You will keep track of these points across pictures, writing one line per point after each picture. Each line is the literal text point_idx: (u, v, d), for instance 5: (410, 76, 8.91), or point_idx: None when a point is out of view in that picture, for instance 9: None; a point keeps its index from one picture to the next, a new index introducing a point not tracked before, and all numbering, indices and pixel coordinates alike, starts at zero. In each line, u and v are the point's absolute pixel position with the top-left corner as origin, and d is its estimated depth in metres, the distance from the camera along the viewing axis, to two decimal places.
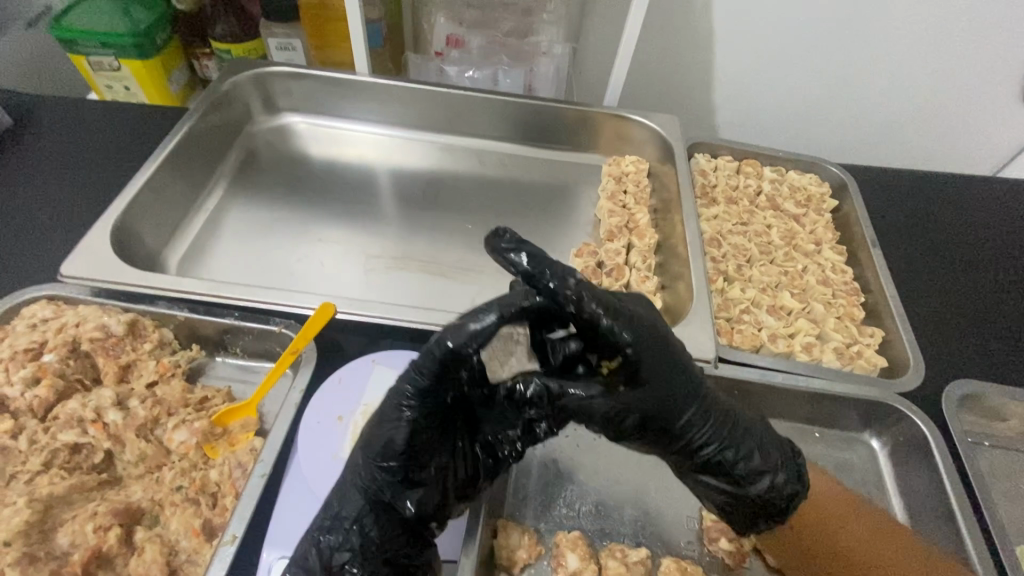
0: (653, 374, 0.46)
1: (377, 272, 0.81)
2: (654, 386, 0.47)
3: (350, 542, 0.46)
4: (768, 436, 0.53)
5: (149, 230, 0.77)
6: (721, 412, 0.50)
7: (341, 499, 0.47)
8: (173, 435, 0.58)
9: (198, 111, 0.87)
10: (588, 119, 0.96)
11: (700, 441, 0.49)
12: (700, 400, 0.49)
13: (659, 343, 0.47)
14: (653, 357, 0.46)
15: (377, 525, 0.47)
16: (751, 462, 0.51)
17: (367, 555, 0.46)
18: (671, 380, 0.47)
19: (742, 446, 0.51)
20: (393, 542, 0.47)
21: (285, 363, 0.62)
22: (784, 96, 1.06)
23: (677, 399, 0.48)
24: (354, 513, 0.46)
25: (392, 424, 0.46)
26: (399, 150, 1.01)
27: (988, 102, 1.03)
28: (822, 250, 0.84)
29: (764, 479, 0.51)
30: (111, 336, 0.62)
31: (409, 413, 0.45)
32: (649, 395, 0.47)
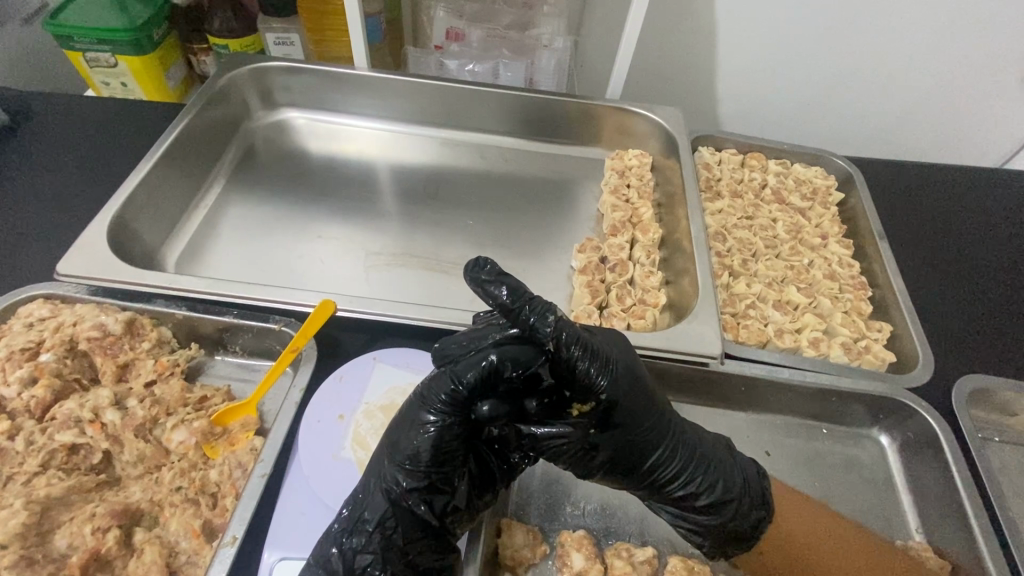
0: (626, 410, 0.48)
1: (378, 269, 0.80)
2: (620, 425, 0.48)
3: (371, 547, 0.45)
4: (736, 464, 0.54)
5: (147, 228, 0.76)
6: (685, 442, 0.52)
7: (365, 500, 0.47)
8: (172, 435, 0.57)
9: (194, 109, 0.85)
10: (591, 113, 0.95)
11: (666, 473, 0.50)
12: (667, 433, 0.50)
13: (632, 382, 0.49)
14: (620, 396, 0.48)
15: (400, 528, 0.46)
16: (715, 493, 0.51)
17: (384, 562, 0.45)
18: (641, 418, 0.49)
19: (706, 478, 0.51)
20: (413, 548, 0.46)
21: (285, 361, 0.61)
22: (787, 89, 1.05)
23: (642, 433, 0.49)
24: (379, 516, 0.46)
25: (415, 433, 0.47)
26: (399, 146, 0.99)
27: (996, 93, 1.01)
28: (828, 244, 0.83)
29: (729, 508, 0.51)
30: (109, 335, 0.61)
31: (430, 425, 0.46)
32: (616, 430, 0.48)
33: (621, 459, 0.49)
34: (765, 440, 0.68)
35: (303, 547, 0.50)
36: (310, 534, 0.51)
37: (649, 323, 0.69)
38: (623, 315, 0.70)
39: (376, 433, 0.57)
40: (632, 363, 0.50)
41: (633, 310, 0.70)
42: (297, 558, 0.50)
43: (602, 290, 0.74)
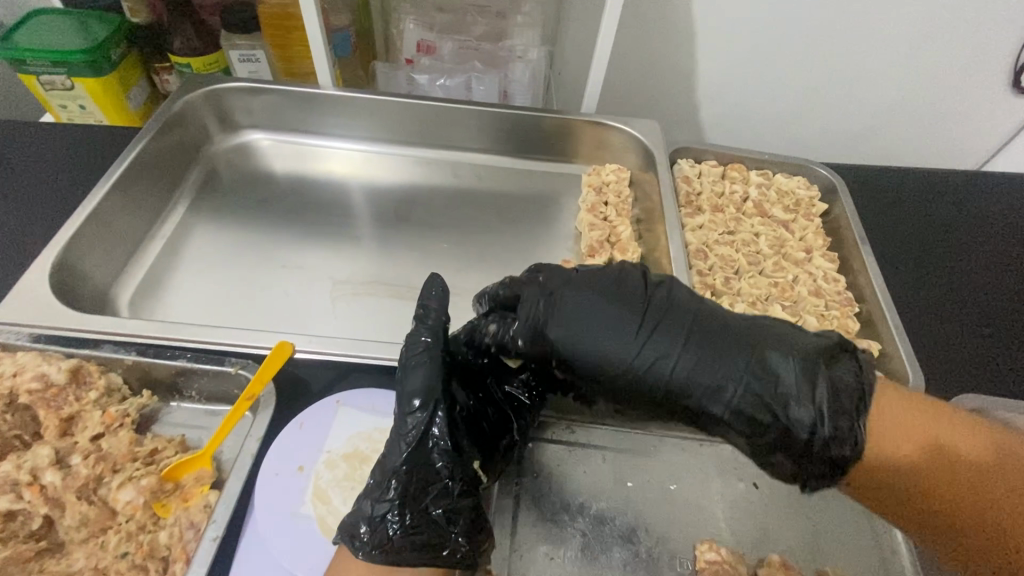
0: (611, 351, 0.49)
1: (346, 299, 0.76)
2: (629, 347, 0.49)
3: (386, 496, 0.48)
4: (819, 366, 0.46)
5: (97, 265, 0.72)
6: (721, 349, 0.48)
7: (386, 453, 0.50)
8: (118, 495, 0.53)
9: (149, 134, 0.81)
10: (567, 128, 0.92)
11: (704, 386, 0.48)
12: (683, 345, 0.49)
13: (615, 321, 0.50)
14: (596, 336, 0.50)
15: (414, 477, 0.49)
16: (763, 398, 0.46)
17: (402, 512, 0.48)
18: (638, 350, 0.49)
19: (747, 390, 0.47)
20: (431, 494, 0.50)
21: (240, 410, 0.57)
22: (768, 95, 1.02)
23: (650, 348, 0.49)
24: (393, 470, 0.49)
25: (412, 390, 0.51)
26: (370, 166, 0.96)
27: (976, 94, 1.00)
28: (812, 258, 0.80)
29: (811, 419, 0.45)
30: (51, 386, 0.57)
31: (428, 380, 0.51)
32: (626, 356, 0.49)
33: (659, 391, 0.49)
34: (752, 471, 0.63)
35: None
36: None
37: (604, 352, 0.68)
38: None
39: (338, 486, 0.54)
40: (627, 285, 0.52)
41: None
42: None
43: None
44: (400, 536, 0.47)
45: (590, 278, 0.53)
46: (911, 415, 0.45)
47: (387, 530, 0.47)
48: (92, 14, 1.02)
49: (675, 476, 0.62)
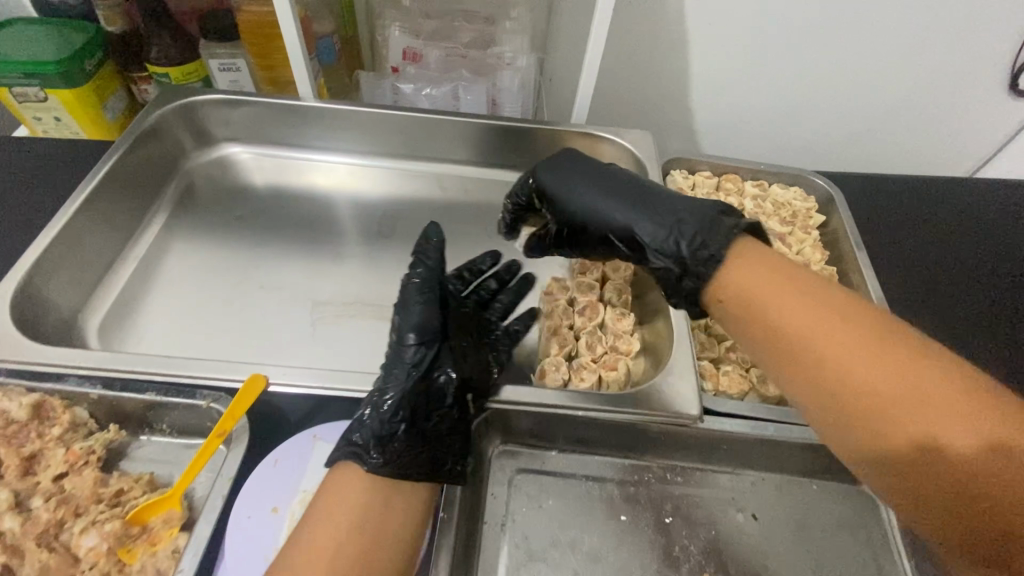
0: (571, 198, 0.64)
1: (327, 320, 0.73)
2: (592, 200, 0.62)
3: (382, 411, 0.51)
4: (714, 223, 0.54)
5: (65, 290, 0.69)
6: (655, 202, 0.59)
7: (387, 383, 0.53)
8: (81, 541, 0.50)
9: (120, 150, 0.78)
10: (557, 139, 0.89)
11: (642, 225, 0.58)
12: (633, 199, 0.60)
13: (588, 177, 0.64)
14: (566, 192, 0.65)
15: (417, 398, 0.53)
16: (678, 227, 0.55)
17: (398, 429, 0.51)
18: (590, 195, 0.63)
19: (669, 223, 0.56)
20: (430, 417, 0.53)
21: (210, 448, 0.54)
22: (763, 102, 1.00)
23: (616, 204, 0.60)
24: (400, 392, 0.52)
25: (407, 318, 0.56)
26: (354, 178, 0.93)
27: (975, 100, 0.97)
28: (810, 273, 0.78)
29: (701, 246, 0.52)
30: (12, 424, 0.55)
31: (418, 306, 0.56)
32: (577, 203, 0.64)
33: (593, 222, 0.62)
34: (750, 501, 0.60)
35: None
36: None
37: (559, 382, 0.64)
38: (594, 367, 0.65)
39: None
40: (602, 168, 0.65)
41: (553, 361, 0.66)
42: None
43: (571, 338, 0.68)
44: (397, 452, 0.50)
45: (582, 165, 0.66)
46: (870, 365, 0.42)
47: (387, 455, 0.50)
48: (65, 23, 0.98)
49: (670, 508, 0.59)
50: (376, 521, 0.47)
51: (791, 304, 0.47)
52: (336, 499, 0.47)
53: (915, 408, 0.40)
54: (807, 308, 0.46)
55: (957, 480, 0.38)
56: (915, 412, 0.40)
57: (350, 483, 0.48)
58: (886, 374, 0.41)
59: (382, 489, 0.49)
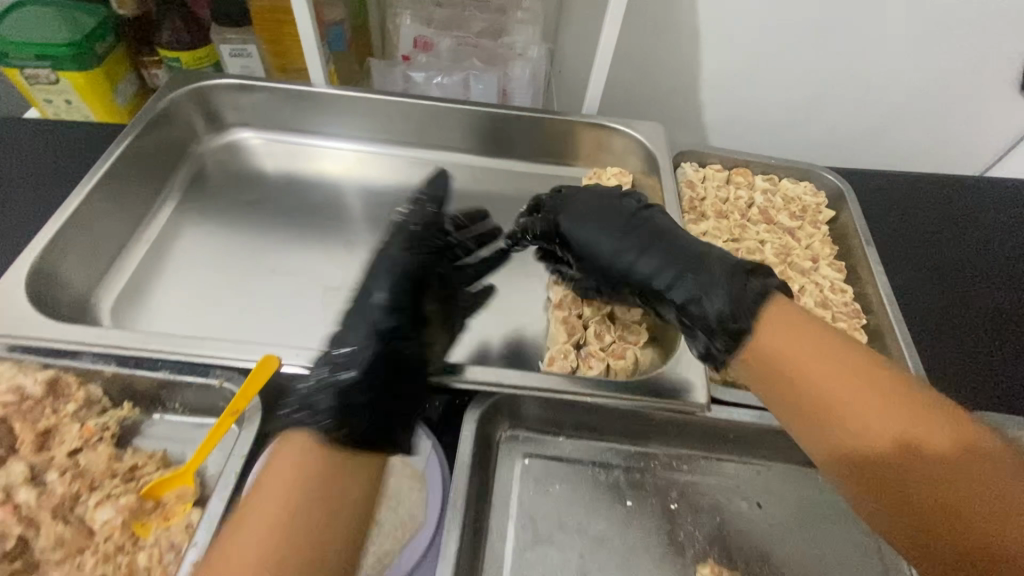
0: (574, 229, 0.68)
1: (338, 304, 0.74)
2: (578, 233, 0.67)
3: (340, 381, 0.50)
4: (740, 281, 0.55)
5: (80, 269, 0.70)
6: (680, 260, 0.60)
7: (345, 344, 0.54)
8: (96, 514, 0.51)
9: (132, 132, 0.78)
10: (568, 130, 0.89)
11: (660, 284, 0.60)
12: (656, 254, 0.62)
13: (595, 209, 0.68)
14: (570, 221, 0.68)
15: (376, 367, 0.53)
16: (700, 291, 0.56)
17: (359, 396, 0.51)
18: (602, 235, 0.66)
19: (696, 285, 0.57)
20: (387, 388, 0.53)
21: (224, 426, 0.55)
22: (775, 97, 1.00)
23: (621, 250, 0.64)
24: (363, 359, 0.52)
25: (387, 262, 0.60)
26: (363, 165, 0.93)
27: (988, 100, 0.97)
28: (819, 267, 0.78)
29: (724, 318, 0.54)
30: (27, 399, 0.55)
31: (395, 257, 0.61)
32: (582, 241, 0.67)
33: (607, 270, 0.66)
34: (756, 489, 0.61)
35: None
36: None
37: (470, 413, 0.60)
38: (602, 356, 0.65)
39: None
40: (606, 194, 0.69)
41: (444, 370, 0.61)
42: None
43: (580, 327, 0.68)
44: (360, 406, 0.50)
45: (578, 198, 0.70)
46: (842, 389, 0.47)
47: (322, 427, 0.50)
48: (78, 5, 0.98)
49: (676, 495, 0.60)
50: (326, 493, 0.44)
51: (787, 335, 0.51)
52: (278, 473, 0.45)
53: (884, 433, 0.45)
54: (798, 337, 0.50)
55: (932, 496, 0.42)
56: (887, 422, 0.45)
57: (290, 455, 0.46)
58: (856, 407, 0.46)
59: (334, 466, 0.46)
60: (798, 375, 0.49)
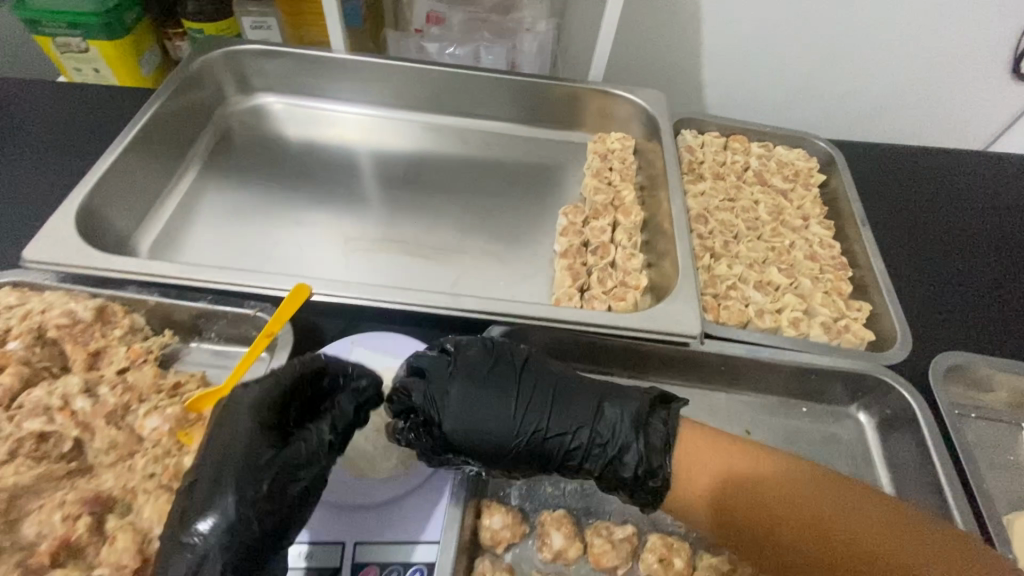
0: (469, 417, 0.50)
1: (359, 253, 0.80)
2: (489, 431, 0.51)
3: (242, 505, 0.44)
4: (635, 416, 0.52)
5: (120, 215, 0.75)
6: (573, 405, 0.53)
7: (211, 478, 0.45)
8: (145, 422, 0.56)
9: (167, 92, 0.83)
10: (574, 97, 0.94)
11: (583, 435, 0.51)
12: (533, 395, 0.52)
13: (484, 364, 0.53)
14: (463, 389, 0.51)
15: (254, 496, 0.45)
16: (615, 453, 0.51)
17: (244, 530, 0.44)
18: (499, 404, 0.51)
19: (604, 419, 0.52)
20: (267, 514, 0.45)
21: (260, 346, 0.60)
22: (772, 72, 1.04)
23: (524, 407, 0.52)
24: (245, 498, 0.45)
25: (245, 452, 0.46)
26: (379, 130, 0.98)
27: (976, 77, 1.02)
28: (809, 225, 0.83)
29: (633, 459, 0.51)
30: (78, 323, 0.60)
31: (261, 452, 0.46)
32: (490, 425, 0.51)
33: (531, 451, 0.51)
34: (744, 418, 0.67)
35: None
36: None
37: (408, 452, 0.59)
38: (604, 298, 0.70)
39: None
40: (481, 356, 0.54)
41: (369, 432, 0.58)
42: None
43: (584, 273, 0.74)
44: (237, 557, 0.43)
45: (464, 360, 0.53)
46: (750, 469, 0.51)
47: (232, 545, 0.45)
48: None
49: None
50: None
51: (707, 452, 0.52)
52: None
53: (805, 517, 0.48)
54: (715, 453, 0.52)
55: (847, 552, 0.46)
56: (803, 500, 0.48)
57: None
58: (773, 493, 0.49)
59: None
60: (747, 468, 0.51)
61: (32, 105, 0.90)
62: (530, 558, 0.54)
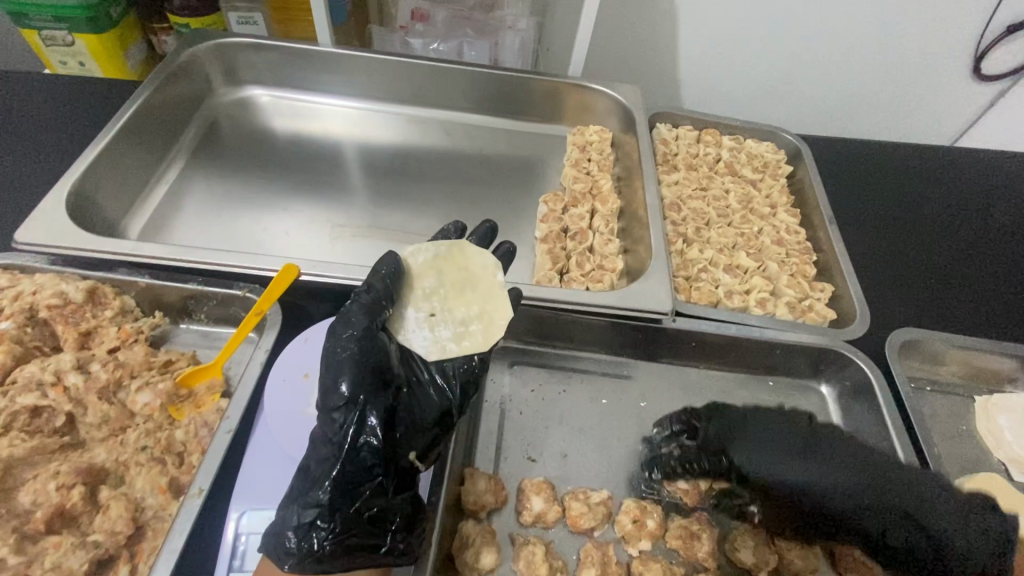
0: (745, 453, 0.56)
1: (345, 240, 0.82)
2: (747, 456, 0.56)
3: (336, 492, 0.45)
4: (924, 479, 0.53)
5: (108, 200, 0.77)
6: (879, 474, 0.53)
7: (312, 471, 0.46)
8: (137, 397, 0.58)
9: (155, 82, 0.85)
10: (553, 91, 0.98)
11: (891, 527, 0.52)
12: (814, 483, 0.54)
13: (790, 429, 0.57)
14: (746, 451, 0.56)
15: (346, 476, 0.46)
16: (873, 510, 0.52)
17: (355, 505, 0.46)
18: (777, 449, 0.56)
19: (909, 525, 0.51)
20: (362, 496, 0.46)
21: (250, 324, 0.62)
22: (744, 71, 1.09)
23: (796, 474, 0.54)
24: (334, 483, 0.45)
25: (328, 442, 0.47)
26: (364, 123, 1.00)
27: (935, 77, 1.07)
28: (777, 213, 0.87)
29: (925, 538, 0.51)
30: (69, 303, 0.61)
31: (348, 432, 0.46)
32: (766, 460, 0.55)
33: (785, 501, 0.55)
34: (715, 393, 0.70)
35: (267, 500, 0.52)
36: (275, 487, 0.53)
37: (472, 318, 0.56)
38: (582, 280, 0.74)
39: None
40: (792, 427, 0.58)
41: (427, 301, 0.56)
42: (262, 510, 0.51)
43: (563, 257, 0.77)
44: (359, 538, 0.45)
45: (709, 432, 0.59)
46: None
47: (314, 536, 0.44)
48: None
49: (645, 395, 0.68)
50: None
51: None
52: None
53: None
54: None
55: None
56: None
57: None
58: None
59: None
60: None
61: (18, 96, 0.90)
62: (510, 522, 0.57)
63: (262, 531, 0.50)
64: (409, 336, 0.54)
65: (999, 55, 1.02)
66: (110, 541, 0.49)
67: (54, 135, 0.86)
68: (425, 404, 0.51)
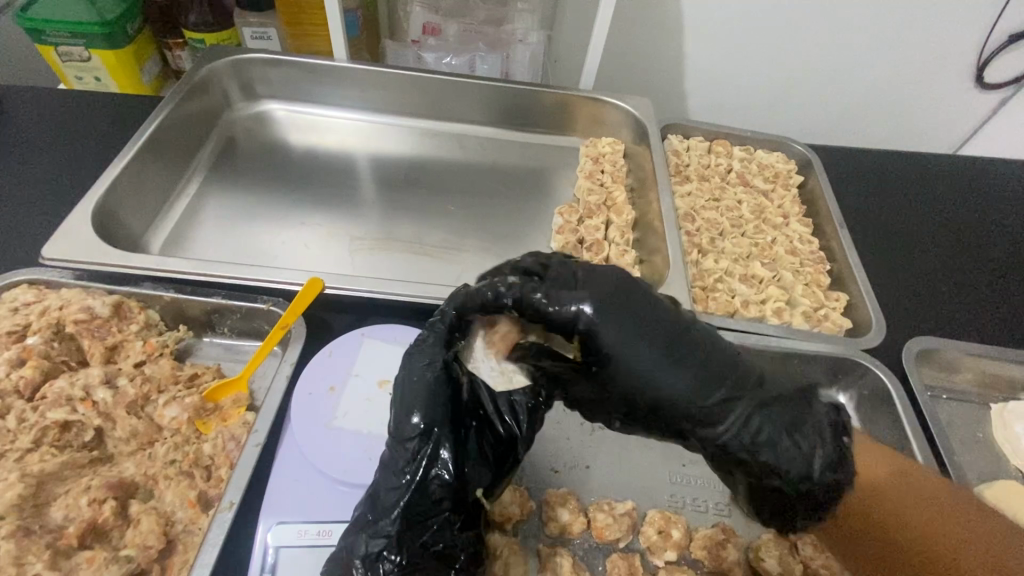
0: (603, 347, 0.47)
1: (363, 252, 0.83)
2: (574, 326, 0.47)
3: (405, 526, 0.45)
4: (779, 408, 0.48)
5: (130, 215, 0.78)
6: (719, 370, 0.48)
7: (379, 501, 0.46)
8: (164, 411, 0.58)
9: (174, 98, 0.86)
10: (565, 104, 0.99)
11: (704, 409, 0.47)
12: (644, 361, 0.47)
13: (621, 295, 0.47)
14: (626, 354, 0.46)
15: (415, 510, 0.45)
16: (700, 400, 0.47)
17: (422, 538, 0.46)
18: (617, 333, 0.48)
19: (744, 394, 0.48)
20: (428, 530, 0.46)
21: (275, 338, 0.63)
22: (751, 82, 1.10)
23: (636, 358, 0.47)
24: (403, 515, 0.45)
25: (397, 474, 0.46)
26: (379, 136, 1.02)
27: (939, 86, 1.09)
28: (789, 223, 0.88)
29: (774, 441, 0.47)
30: (96, 317, 0.61)
31: (419, 465, 0.45)
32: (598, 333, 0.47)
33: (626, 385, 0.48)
34: None
35: (297, 512, 0.52)
36: (305, 499, 0.53)
37: (541, 352, 0.51)
38: None
39: (367, 405, 0.60)
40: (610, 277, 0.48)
41: (498, 332, 0.50)
42: (293, 523, 0.52)
43: None
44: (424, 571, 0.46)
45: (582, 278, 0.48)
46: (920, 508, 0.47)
47: (380, 567, 0.44)
48: None
49: None
50: None
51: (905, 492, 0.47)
52: None
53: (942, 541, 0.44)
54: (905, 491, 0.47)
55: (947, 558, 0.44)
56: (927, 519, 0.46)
57: None
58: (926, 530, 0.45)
59: None
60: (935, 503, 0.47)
61: (38, 112, 0.91)
62: (536, 534, 0.58)
63: (292, 544, 0.50)
64: (477, 367, 0.50)
65: (1001, 63, 1.04)
66: (142, 555, 0.50)
67: (74, 150, 0.87)
68: (494, 433, 0.49)
